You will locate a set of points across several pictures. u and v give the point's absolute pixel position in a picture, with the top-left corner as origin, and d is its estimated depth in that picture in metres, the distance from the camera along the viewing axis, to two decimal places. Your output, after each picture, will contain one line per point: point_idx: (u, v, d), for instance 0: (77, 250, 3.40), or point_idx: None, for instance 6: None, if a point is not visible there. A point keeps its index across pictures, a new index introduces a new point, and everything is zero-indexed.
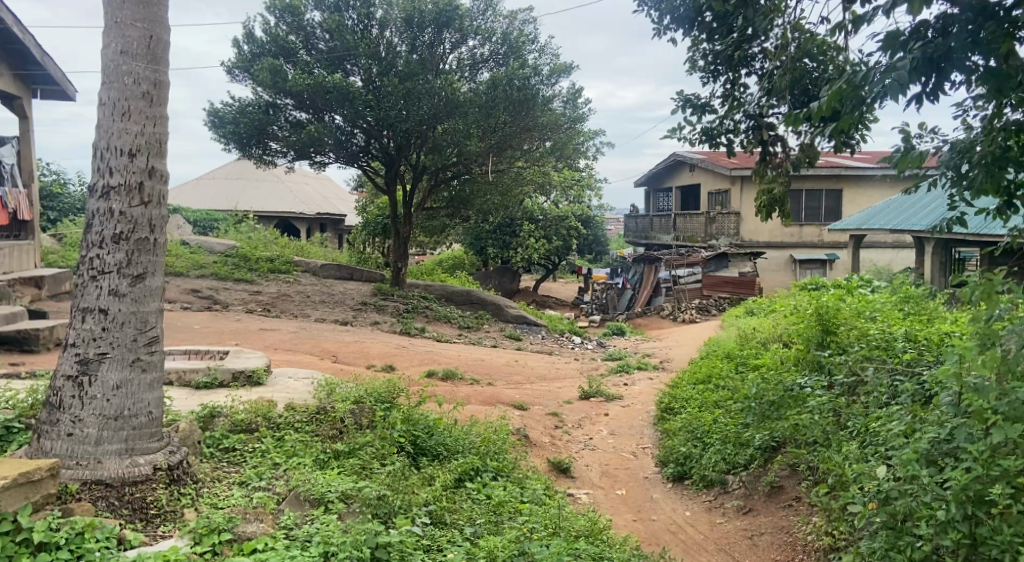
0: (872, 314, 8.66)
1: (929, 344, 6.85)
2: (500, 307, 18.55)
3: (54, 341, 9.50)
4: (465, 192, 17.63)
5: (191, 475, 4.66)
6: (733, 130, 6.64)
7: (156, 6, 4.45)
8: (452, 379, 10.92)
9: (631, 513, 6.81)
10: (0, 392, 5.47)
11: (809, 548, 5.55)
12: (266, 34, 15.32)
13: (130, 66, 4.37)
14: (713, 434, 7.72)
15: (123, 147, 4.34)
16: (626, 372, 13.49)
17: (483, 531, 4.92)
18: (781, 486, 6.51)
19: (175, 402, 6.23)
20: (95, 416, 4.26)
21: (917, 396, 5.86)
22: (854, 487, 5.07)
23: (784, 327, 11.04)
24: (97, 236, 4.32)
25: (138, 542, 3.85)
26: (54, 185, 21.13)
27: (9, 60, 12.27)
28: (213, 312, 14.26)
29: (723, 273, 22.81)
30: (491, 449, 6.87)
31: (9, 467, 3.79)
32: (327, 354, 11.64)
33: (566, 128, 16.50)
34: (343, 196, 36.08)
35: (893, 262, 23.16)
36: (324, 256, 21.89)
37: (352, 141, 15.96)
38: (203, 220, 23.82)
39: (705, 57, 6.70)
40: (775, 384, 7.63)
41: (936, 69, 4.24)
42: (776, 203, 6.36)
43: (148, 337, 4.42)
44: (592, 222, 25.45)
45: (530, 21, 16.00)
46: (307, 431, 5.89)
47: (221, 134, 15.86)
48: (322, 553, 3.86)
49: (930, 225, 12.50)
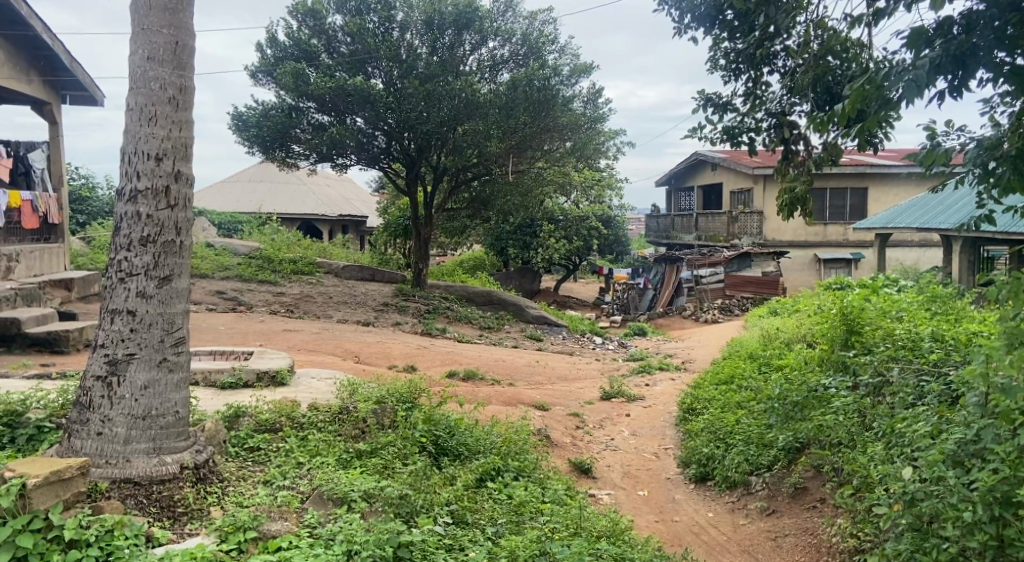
0: (898, 314, 8.55)
1: (957, 344, 6.76)
2: (522, 307, 18.57)
3: (82, 342, 9.68)
4: (486, 193, 17.66)
5: (216, 474, 4.74)
6: (755, 128, 6.60)
7: (181, 13, 4.53)
8: (473, 379, 10.97)
9: (654, 514, 6.80)
10: (32, 392, 5.59)
11: (833, 550, 5.51)
12: (289, 38, 15.49)
13: (157, 71, 4.45)
14: (736, 435, 7.67)
15: (151, 152, 4.42)
16: (647, 372, 13.46)
17: (504, 530, 4.94)
18: (805, 487, 6.45)
19: (201, 402, 6.33)
20: (124, 416, 4.35)
21: (944, 397, 5.80)
22: (880, 488, 5.00)
23: (808, 327, 10.96)
24: (125, 238, 4.40)
25: (165, 540, 3.91)
26: (83, 188, 21.51)
27: (39, 66, 12.51)
28: (238, 313, 14.44)
29: (746, 273, 22.65)
30: (512, 449, 6.90)
31: (40, 466, 3.87)
32: (349, 354, 11.74)
33: (586, 128, 16.54)
34: (365, 197, 36.33)
35: (919, 261, 22.86)
36: (346, 256, 22.07)
37: (374, 143, 16.08)
38: (228, 222, 24.13)
39: (726, 56, 6.67)
40: (800, 385, 7.54)
41: (961, 64, 4.23)
42: (798, 201, 6.28)
43: (175, 338, 4.50)
44: (613, 222, 25.38)
45: (550, 22, 16.01)
46: (331, 431, 5.95)
47: (245, 137, 16.03)
48: (345, 552, 3.89)
49: (959, 224, 12.36)
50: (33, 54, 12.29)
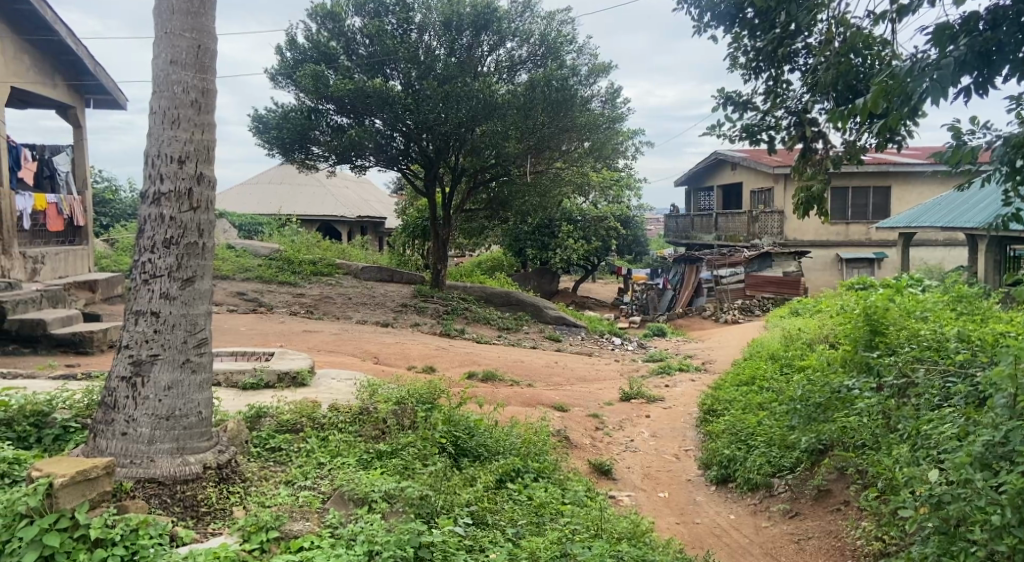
0: (923, 314, 8.44)
1: (983, 344, 6.65)
2: (540, 308, 18.55)
3: (107, 343, 9.83)
4: (504, 193, 17.65)
5: (239, 474, 4.77)
6: (775, 127, 6.55)
7: (204, 16, 4.57)
8: (492, 380, 10.99)
9: (674, 515, 6.77)
10: (59, 392, 5.67)
11: (858, 553, 5.46)
12: (308, 40, 15.57)
13: (180, 75, 4.49)
14: (758, 436, 7.60)
15: (173, 154, 4.46)
16: (667, 373, 13.41)
17: (525, 531, 4.94)
18: (829, 490, 6.37)
19: (224, 403, 6.40)
20: (148, 416, 4.39)
21: (971, 398, 5.69)
22: (905, 491, 4.90)
23: (831, 327, 10.85)
24: (148, 241, 4.45)
25: (189, 539, 3.95)
26: (107, 192, 21.82)
27: (63, 70, 12.68)
28: (258, 314, 14.59)
29: (766, 273, 22.45)
30: (532, 450, 6.91)
31: (67, 465, 3.91)
32: (369, 355, 11.81)
33: (604, 129, 16.53)
34: (383, 199, 36.53)
35: (944, 260, 22.55)
36: (365, 257, 22.20)
37: (392, 145, 16.14)
38: (248, 224, 24.35)
39: (746, 54, 6.63)
40: (823, 386, 7.44)
41: (987, 61, 4.27)
42: (815, 200, 6.21)
43: (198, 339, 4.54)
44: (632, 222, 25.30)
45: (568, 22, 15.98)
46: (351, 431, 5.97)
47: (265, 139, 16.15)
48: (367, 552, 3.90)
49: (984, 222, 12.20)
50: (58, 59, 12.46)
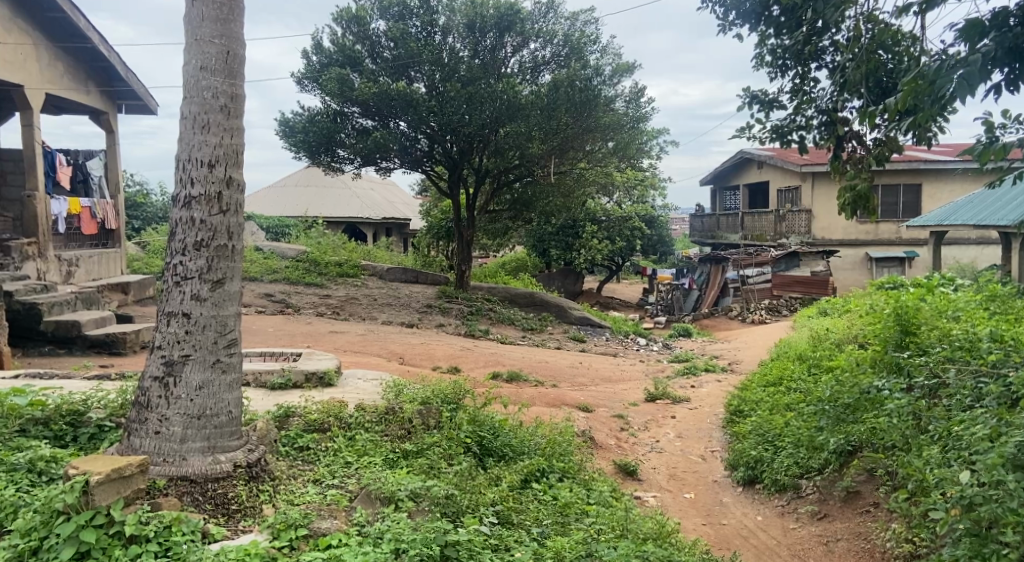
0: (955, 314, 8.28)
1: (1016, 344, 6.52)
2: (564, 309, 18.55)
3: (140, 344, 9.99)
4: (527, 194, 17.70)
5: (269, 473, 4.84)
6: (805, 126, 6.52)
7: (233, 23, 4.66)
8: (517, 381, 11.02)
9: (700, 517, 6.73)
10: (94, 393, 5.78)
11: (888, 555, 5.40)
12: (333, 44, 15.73)
13: (210, 80, 4.58)
14: (785, 438, 7.51)
15: (204, 159, 4.55)
16: (693, 373, 13.34)
17: (550, 531, 4.96)
18: (858, 491, 6.29)
19: (253, 403, 6.49)
20: (180, 416, 4.48)
21: (1003, 399, 5.58)
22: (936, 493, 4.85)
23: (860, 327, 10.70)
24: (180, 243, 4.54)
25: (221, 536, 4.04)
26: (138, 195, 22.25)
27: (96, 77, 12.96)
28: (285, 315, 14.75)
29: (794, 272, 22.16)
30: (557, 450, 6.91)
31: (102, 463, 4.00)
32: (394, 355, 11.91)
33: (628, 128, 16.50)
34: (408, 201, 36.85)
35: (977, 259, 22.12)
36: (390, 259, 22.34)
37: (416, 147, 16.22)
38: (275, 226, 24.65)
39: (772, 53, 6.59)
40: (851, 386, 7.31)
41: (1018, 56, 4.29)
42: (860, 199, 6.05)
43: (227, 339, 4.62)
44: (656, 222, 25.22)
45: (592, 22, 15.94)
46: (377, 431, 6.02)
47: (291, 142, 16.31)
48: (394, 550, 3.95)
49: (1016, 221, 11.96)
50: (91, 66, 12.74)
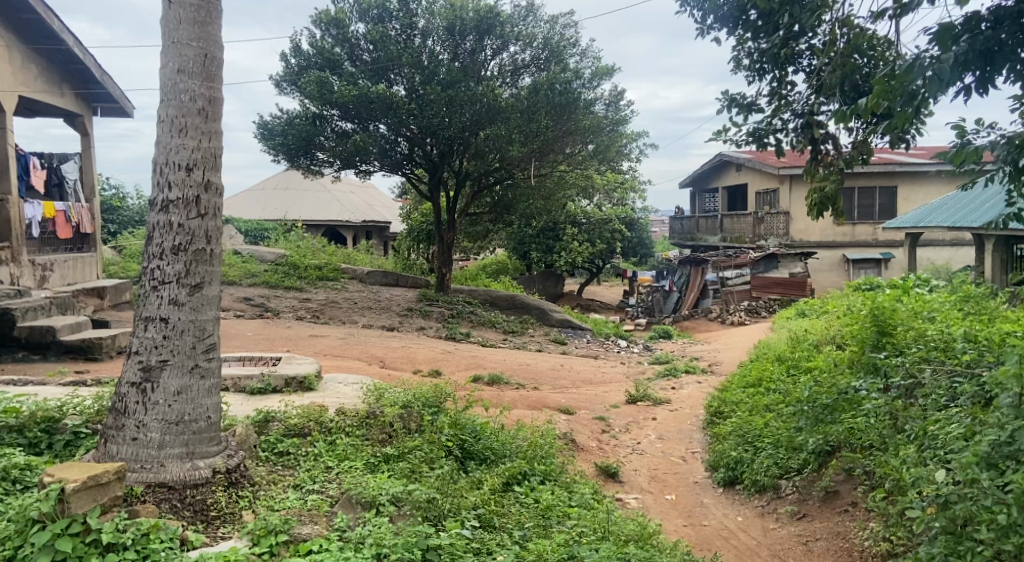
0: (929, 314, 8.41)
1: (990, 344, 6.63)
2: (545, 311, 18.57)
3: (116, 349, 9.84)
4: (508, 197, 17.79)
5: (248, 478, 4.79)
6: (782, 129, 6.58)
7: (211, 26, 4.62)
8: (498, 383, 11.01)
9: (682, 518, 6.77)
10: (69, 399, 5.69)
11: (866, 553, 5.47)
12: (312, 47, 15.64)
13: (187, 83, 4.53)
14: (765, 439, 7.59)
15: (181, 162, 4.50)
16: (673, 375, 13.39)
17: (531, 534, 4.96)
18: (836, 491, 6.36)
19: (232, 408, 6.43)
20: (158, 421, 4.42)
21: (977, 398, 5.68)
22: (912, 492, 4.91)
23: (837, 328, 10.82)
24: (157, 247, 4.49)
25: (199, 543, 4.00)
26: (113, 199, 21.94)
27: (71, 79, 12.80)
28: (264, 319, 14.61)
29: (773, 273, 22.34)
30: (539, 453, 6.90)
31: (78, 470, 3.93)
32: (375, 359, 11.84)
33: (608, 131, 16.58)
34: (387, 203, 36.68)
35: (951, 260, 22.50)
36: (369, 262, 22.21)
37: (396, 149, 16.17)
38: (254, 230, 24.47)
39: (750, 56, 6.65)
40: (829, 387, 7.39)
41: (988, 60, 4.39)
42: (829, 201, 6.13)
43: (206, 344, 4.57)
44: (636, 224, 25.36)
45: (571, 25, 16.00)
46: (358, 435, 5.99)
47: (271, 146, 16.19)
48: (375, 554, 3.92)
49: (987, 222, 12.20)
50: (65, 68, 12.58)
